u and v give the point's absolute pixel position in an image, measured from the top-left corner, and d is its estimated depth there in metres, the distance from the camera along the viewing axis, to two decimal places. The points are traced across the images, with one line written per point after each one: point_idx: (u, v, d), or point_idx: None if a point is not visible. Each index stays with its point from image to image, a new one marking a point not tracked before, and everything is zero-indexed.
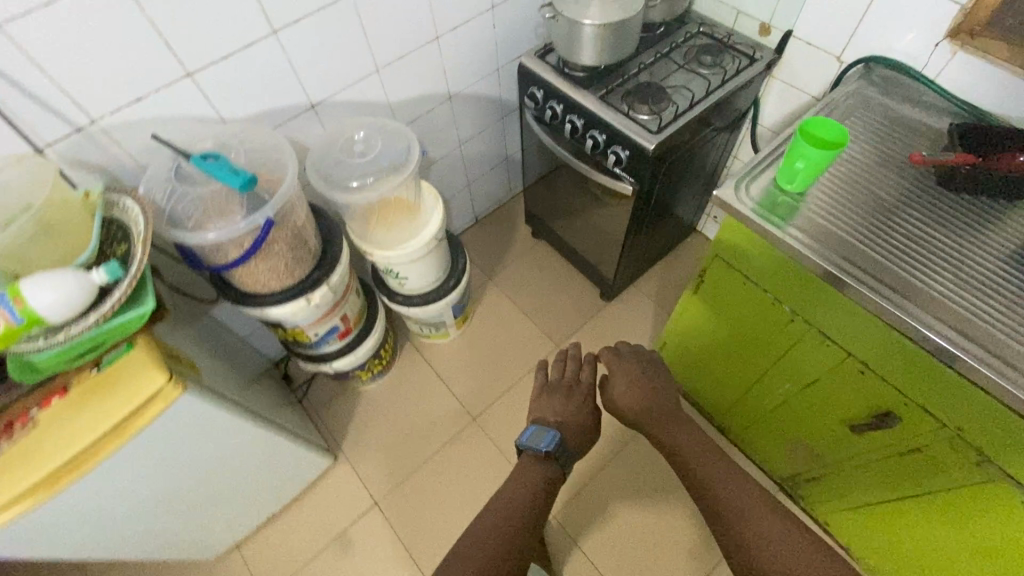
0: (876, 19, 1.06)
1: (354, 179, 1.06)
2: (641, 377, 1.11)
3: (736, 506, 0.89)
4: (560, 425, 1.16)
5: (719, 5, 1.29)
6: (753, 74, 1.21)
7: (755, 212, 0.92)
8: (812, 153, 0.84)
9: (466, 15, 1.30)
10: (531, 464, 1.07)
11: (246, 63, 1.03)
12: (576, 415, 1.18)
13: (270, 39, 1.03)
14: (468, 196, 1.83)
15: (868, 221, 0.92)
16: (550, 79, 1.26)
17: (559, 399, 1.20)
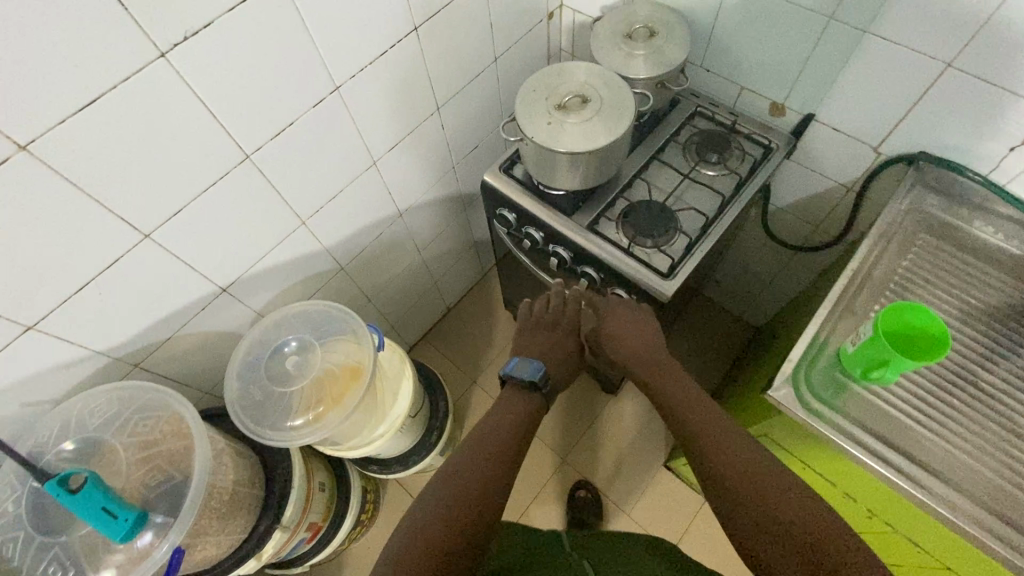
0: (927, 112, 0.83)
1: (296, 406, 0.82)
2: (635, 318, 0.93)
3: (738, 463, 0.70)
4: (544, 355, 1.00)
5: (718, 79, 1.05)
6: (771, 171, 0.99)
7: (818, 413, 0.72)
8: (897, 360, 0.63)
9: (405, 126, 1.03)
10: (515, 395, 0.94)
11: (115, 281, 0.75)
12: (566, 343, 1.03)
13: (143, 244, 0.75)
14: (437, 293, 1.57)
15: (966, 410, 0.72)
16: (523, 203, 1.01)
17: (546, 335, 1.03)
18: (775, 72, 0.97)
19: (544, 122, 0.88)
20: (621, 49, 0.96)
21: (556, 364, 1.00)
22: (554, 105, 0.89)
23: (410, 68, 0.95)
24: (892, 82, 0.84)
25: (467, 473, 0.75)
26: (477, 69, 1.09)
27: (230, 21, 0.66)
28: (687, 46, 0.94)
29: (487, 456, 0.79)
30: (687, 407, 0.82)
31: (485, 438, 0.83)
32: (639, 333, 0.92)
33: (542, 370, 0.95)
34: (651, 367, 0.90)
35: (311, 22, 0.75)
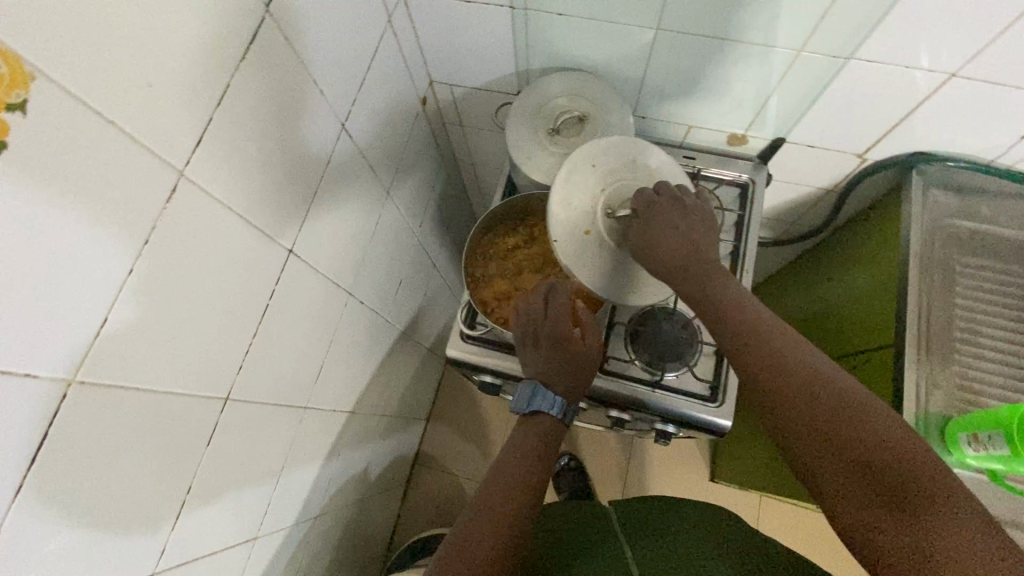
0: (922, 118, 0.72)
1: None
2: (687, 220, 0.62)
3: (823, 407, 0.48)
4: (547, 374, 0.69)
5: (659, 123, 0.87)
6: (760, 216, 0.84)
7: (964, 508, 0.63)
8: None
9: (324, 341, 0.76)
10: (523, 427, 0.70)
11: None
12: (576, 351, 0.68)
13: None
14: (413, 421, 1.34)
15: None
16: (507, 369, 0.80)
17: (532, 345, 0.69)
18: (731, 104, 0.80)
19: (582, 227, 0.66)
20: (557, 151, 0.75)
21: (569, 375, 0.69)
22: (607, 210, 0.66)
23: (304, 289, 0.68)
24: (881, 96, 0.71)
25: (475, 524, 0.59)
26: (373, 218, 0.83)
27: (40, 495, 0.38)
28: (632, 120, 0.74)
29: (494, 494, 0.63)
30: (750, 338, 0.54)
31: (495, 473, 0.66)
32: (683, 234, 0.61)
33: (546, 392, 0.69)
34: (700, 276, 0.60)
35: (159, 374, 0.47)
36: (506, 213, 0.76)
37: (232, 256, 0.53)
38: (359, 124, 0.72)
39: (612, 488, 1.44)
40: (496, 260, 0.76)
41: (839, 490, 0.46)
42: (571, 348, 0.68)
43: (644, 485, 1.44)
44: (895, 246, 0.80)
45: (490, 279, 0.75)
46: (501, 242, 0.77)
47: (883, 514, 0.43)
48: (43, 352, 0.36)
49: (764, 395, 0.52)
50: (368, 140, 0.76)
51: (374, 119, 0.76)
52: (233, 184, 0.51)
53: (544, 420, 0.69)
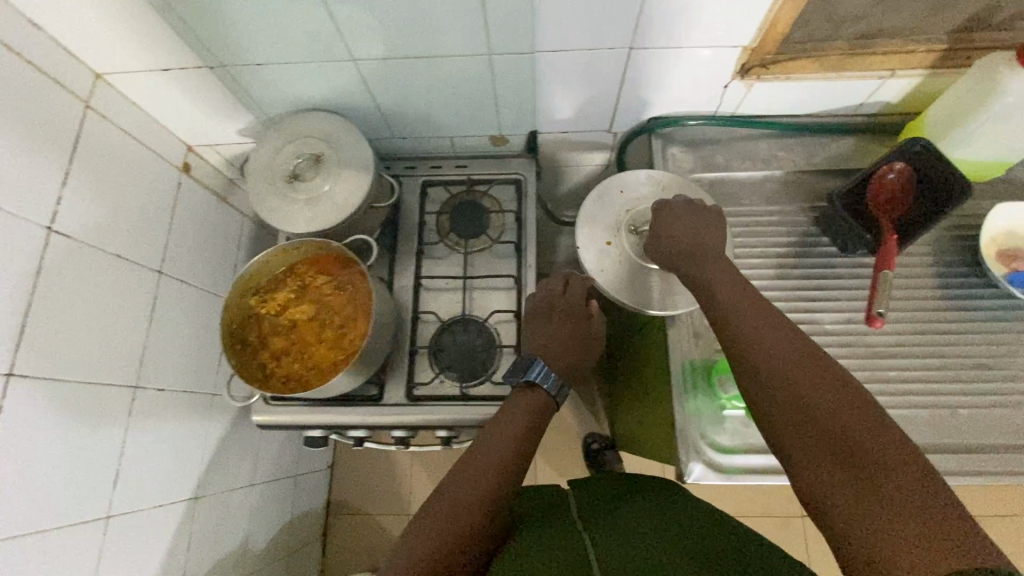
0: (634, 90, 0.74)
1: None
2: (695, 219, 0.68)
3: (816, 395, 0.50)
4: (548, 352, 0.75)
5: (421, 140, 0.87)
6: (536, 208, 0.86)
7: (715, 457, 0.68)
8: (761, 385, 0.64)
9: (113, 444, 0.73)
10: (515, 402, 0.70)
11: None
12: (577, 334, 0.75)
13: None
14: (309, 476, 1.32)
15: (846, 353, 0.71)
16: (319, 419, 0.79)
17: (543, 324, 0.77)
18: (470, 111, 0.81)
19: (603, 239, 0.77)
20: (297, 199, 0.72)
21: (570, 357, 0.75)
22: (629, 227, 0.75)
23: (52, 404, 0.64)
24: (589, 78, 0.72)
25: (447, 517, 0.56)
26: (148, 302, 0.80)
27: None
28: (368, 146, 0.73)
29: (467, 484, 0.59)
30: (758, 330, 0.57)
31: (473, 462, 0.62)
32: (690, 231, 0.67)
33: (547, 368, 0.72)
34: (701, 264, 0.65)
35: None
36: (268, 265, 0.74)
37: None
38: (81, 219, 0.69)
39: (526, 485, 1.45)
40: (268, 315, 0.74)
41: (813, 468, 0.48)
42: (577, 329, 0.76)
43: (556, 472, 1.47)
44: None
45: (263, 336, 0.73)
46: (272, 296, 0.75)
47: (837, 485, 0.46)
48: None
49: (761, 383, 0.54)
50: (106, 231, 0.73)
51: (106, 207, 0.72)
52: None
53: (540, 396, 0.70)
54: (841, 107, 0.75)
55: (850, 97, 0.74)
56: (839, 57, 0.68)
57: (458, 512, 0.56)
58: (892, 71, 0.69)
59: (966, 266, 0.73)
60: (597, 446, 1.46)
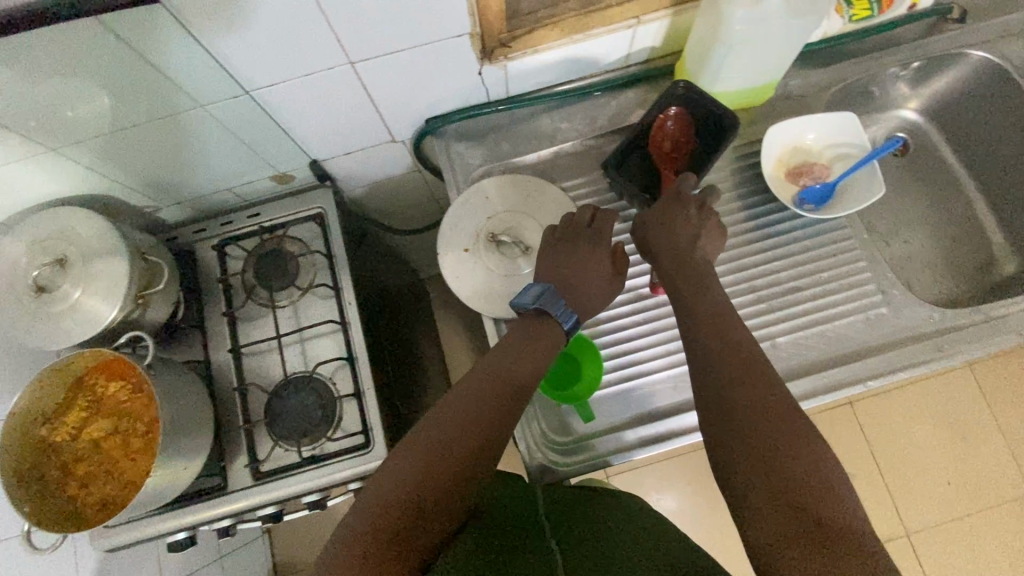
0: (389, 99, 0.69)
1: None
2: (693, 216, 0.65)
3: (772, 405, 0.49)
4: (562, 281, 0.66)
5: (200, 197, 0.80)
6: (343, 237, 0.81)
7: (557, 459, 0.67)
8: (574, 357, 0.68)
9: None
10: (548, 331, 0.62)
11: None
12: (595, 262, 0.66)
13: None
14: (239, 553, 1.26)
15: None
16: (168, 526, 0.73)
17: (560, 249, 0.67)
18: (234, 158, 0.74)
19: (462, 245, 0.72)
20: (52, 309, 0.66)
21: (581, 293, 0.65)
22: (487, 236, 0.72)
23: None
24: (335, 99, 0.67)
25: (409, 481, 0.49)
26: None
27: None
28: (104, 223, 0.68)
29: (441, 448, 0.51)
30: (729, 339, 0.55)
31: (452, 416, 0.54)
32: (682, 237, 0.64)
33: (558, 297, 0.64)
34: (684, 277, 0.62)
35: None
36: (47, 389, 0.67)
37: None
38: None
39: None
40: (66, 442, 0.68)
41: (747, 470, 0.45)
42: (596, 265, 0.66)
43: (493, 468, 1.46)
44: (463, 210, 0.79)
45: (66, 464, 0.67)
46: (63, 421, 0.68)
47: (788, 519, 0.42)
48: None
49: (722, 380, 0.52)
50: None
51: None
52: None
53: (552, 328, 0.62)
54: (608, 64, 0.72)
55: (612, 52, 0.71)
56: (578, 18, 0.64)
57: (424, 482, 0.49)
58: (637, 19, 0.66)
59: (761, 194, 0.73)
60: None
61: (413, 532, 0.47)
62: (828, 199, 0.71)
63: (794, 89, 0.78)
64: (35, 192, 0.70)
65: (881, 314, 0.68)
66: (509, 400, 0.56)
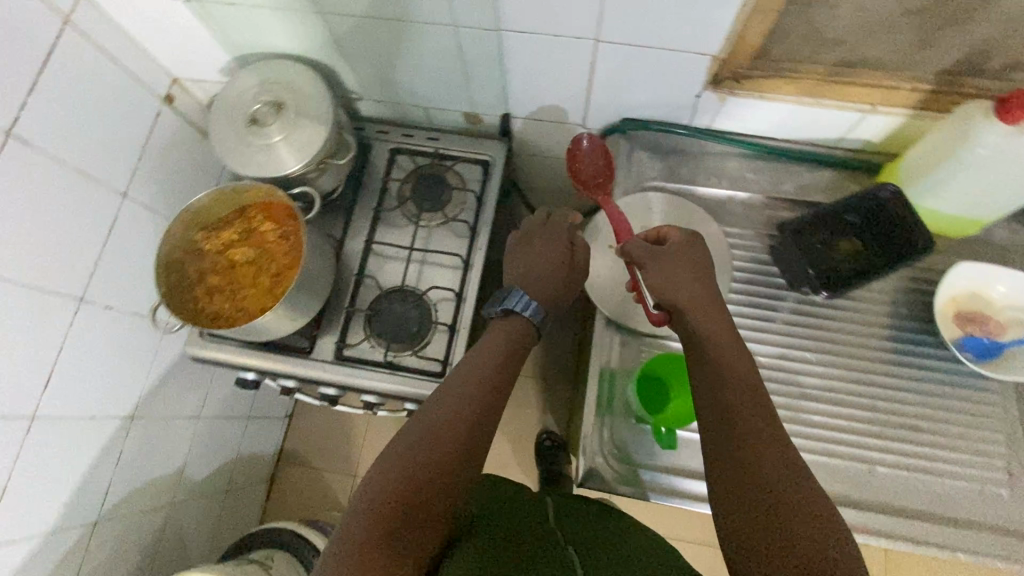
0: (606, 86, 0.72)
1: None
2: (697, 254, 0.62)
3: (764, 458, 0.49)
4: (530, 278, 0.66)
5: (399, 106, 0.87)
6: (498, 191, 0.86)
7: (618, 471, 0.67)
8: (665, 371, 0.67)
9: (49, 350, 0.76)
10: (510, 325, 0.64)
11: None
12: (557, 254, 0.68)
13: None
14: (261, 421, 1.35)
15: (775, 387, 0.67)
16: (249, 362, 0.80)
17: (524, 252, 0.69)
18: (444, 84, 0.80)
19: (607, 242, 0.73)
20: (254, 141, 0.74)
21: (548, 284, 0.66)
22: None
23: None
24: (560, 67, 0.71)
25: (391, 480, 0.49)
26: (106, 222, 0.82)
27: None
28: (327, 111, 0.75)
29: (436, 437, 0.52)
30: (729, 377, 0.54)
31: (442, 409, 0.55)
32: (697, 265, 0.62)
33: (525, 293, 0.65)
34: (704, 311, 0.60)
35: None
36: (219, 202, 0.75)
37: None
38: (47, 132, 0.71)
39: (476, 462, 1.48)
40: (212, 253, 0.76)
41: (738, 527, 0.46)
42: (558, 257, 0.68)
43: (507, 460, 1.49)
44: None
45: (202, 271, 0.75)
46: (218, 235, 0.76)
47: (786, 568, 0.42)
48: None
49: (717, 434, 0.51)
50: (72, 148, 0.75)
51: (71, 122, 0.74)
52: None
53: (516, 324, 0.63)
54: (819, 137, 0.72)
55: (828, 128, 0.70)
56: (817, 82, 0.65)
57: (420, 471, 0.50)
58: (873, 106, 0.66)
59: (916, 321, 0.70)
60: (550, 442, 1.45)
61: (403, 531, 0.47)
62: (994, 354, 0.67)
63: (994, 238, 0.74)
64: (282, 44, 0.80)
65: (998, 495, 0.63)
66: (492, 396, 0.57)
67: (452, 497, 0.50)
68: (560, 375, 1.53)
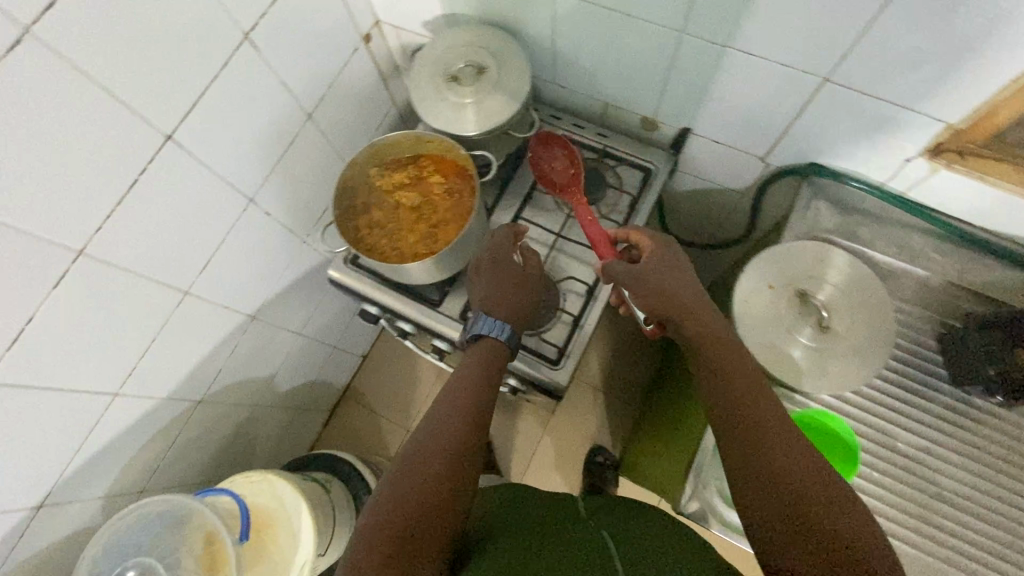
0: (811, 126, 0.70)
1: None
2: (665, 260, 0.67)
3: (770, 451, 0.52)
4: (493, 303, 0.72)
5: (579, 96, 0.87)
6: (655, 202, 0.85)
7: None
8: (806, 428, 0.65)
9: (215, 238, 0.83)
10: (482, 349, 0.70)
11: None
12: (517, 271, 0.75)
13: None
14: (342, 354, 1.41)
15: (907, 476, 0.68)
16: (380, 298, 0.84)
17: (487, 278, 0.74)
18: (636, 86, 0.80)
19: (768, 281, 0.70)
20: (448, 96, 0.77)
21: (512, 308, 0.73)
22: (799, 290, 0.69)
23: (189, 178, 0.74)
24: (771, 98, 0.69)
25: (387, 508, 0.53)
26: (288, 136, 0.88)
27: None
28: (525, 85, 0.77)
29: (423, 464, 0.57)
30: (732, 386, 0.57)
31: (423, 440, 0.60)
32: (669, 267, 0.67)
33: (494, 316, 0.71)
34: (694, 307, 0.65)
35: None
36: (401, 144, 0.79)
37: (95, 131, 0.60)
38: (272, 41, 0.77)
39: (525, 454, 1.50)
40: (381, 189, 0.80)
41: (753, 502, 0.50)
42: (507, 285, 0.74)
43: (555, 460, 1.50)
44: None
45: (367, 203, 0.80)
46: (391, 174, 0.80)
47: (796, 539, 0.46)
48: None
49: (725, 428, 0.56)
50: (286, 61, 0.80)
51: (292, 40, 0.80)
52: (108, 63, 0.58)
53: (491, 343, 0.70)
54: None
55: None
56: None
57: (408, 500, 0.54)
58: None
59: None
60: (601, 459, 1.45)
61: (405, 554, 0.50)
62: None
63: None
64: None
65: None
66: (474, 412, 0.63)
67: (447, 519, 0.54)
68: (629, 394, 1.52)
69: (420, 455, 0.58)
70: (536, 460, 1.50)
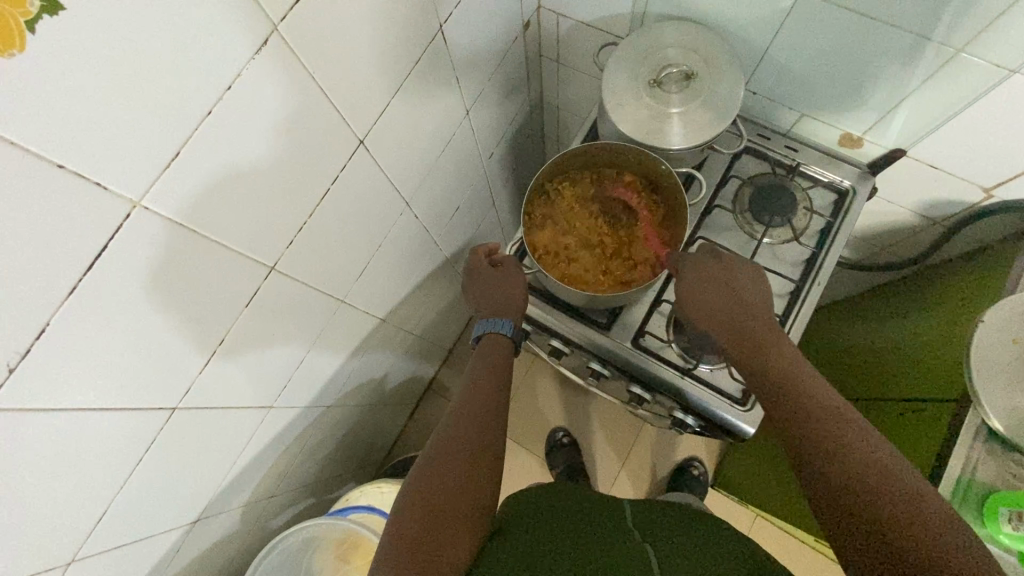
0: None
1: None
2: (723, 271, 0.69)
3: (803, 447, 0.54)
4: (487, 306, 0.80)
5: (773, 104, 0.80)
6: (852, 227, 0.78)
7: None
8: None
9: (375, 243, 0.77)
10: (481, 383, 0.74)
11: None
12: (493, 278, 0.81)
13: (86, 553, 0.56)
14: (438, 349, 1.36)
15: None
16: (541, 318, 0.81)
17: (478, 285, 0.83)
18: (855, 99, 0.73)
19: (1012, 333, 0.64)
20: (651, 104, 0.69)
21: (503, 305, 0.80)
22: None
23: (369, 182, 0.67)
24: None
25: (423, 499, 0.58)
26: (446, 135, 0.80)
27: (104, 289, 0.41)
28: (738, 102, 0.68)
29: (456, 461, 0.63)
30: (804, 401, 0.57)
31: (456, 438, 0.66)
32: (723, 284, 0.69)
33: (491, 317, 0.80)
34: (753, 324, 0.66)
35: (198, 217, 0.46)
36: (586, 154, 0.74)
37: (310, 137, 0.53)
38: (460, 30, 0.69)
39: (614, 459, 1.47)
40: (558, 202, 0.75)
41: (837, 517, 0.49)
42: (504, 282, 0.80)
43: (645, 467, 1.46)
44: (1002, 285, 0.73)
45: (544, 216, 0.75)
46: (569, 187, 0.75)
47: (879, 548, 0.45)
48: (126, 171, 0.38)
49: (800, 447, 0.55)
50: (466, 52, 0.73)
51: (476, 29, 0.72)
52: (337, 61, 0.52)
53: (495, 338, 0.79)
54: None
55: None
56: None
57: (441, 489, 0.59)
58: None
59: None
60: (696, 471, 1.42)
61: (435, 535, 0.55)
62: None
63: None
64: None
65: None
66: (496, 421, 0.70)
67: (475, 511, 0.60)
68: None
69: (454, 451, 0.64)
70: (625, 466, 1.47)
